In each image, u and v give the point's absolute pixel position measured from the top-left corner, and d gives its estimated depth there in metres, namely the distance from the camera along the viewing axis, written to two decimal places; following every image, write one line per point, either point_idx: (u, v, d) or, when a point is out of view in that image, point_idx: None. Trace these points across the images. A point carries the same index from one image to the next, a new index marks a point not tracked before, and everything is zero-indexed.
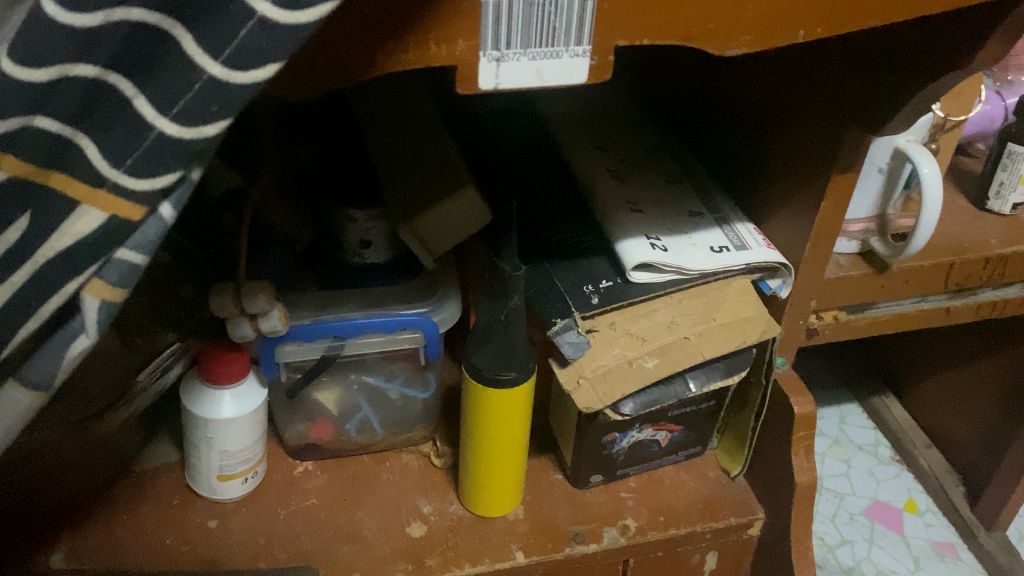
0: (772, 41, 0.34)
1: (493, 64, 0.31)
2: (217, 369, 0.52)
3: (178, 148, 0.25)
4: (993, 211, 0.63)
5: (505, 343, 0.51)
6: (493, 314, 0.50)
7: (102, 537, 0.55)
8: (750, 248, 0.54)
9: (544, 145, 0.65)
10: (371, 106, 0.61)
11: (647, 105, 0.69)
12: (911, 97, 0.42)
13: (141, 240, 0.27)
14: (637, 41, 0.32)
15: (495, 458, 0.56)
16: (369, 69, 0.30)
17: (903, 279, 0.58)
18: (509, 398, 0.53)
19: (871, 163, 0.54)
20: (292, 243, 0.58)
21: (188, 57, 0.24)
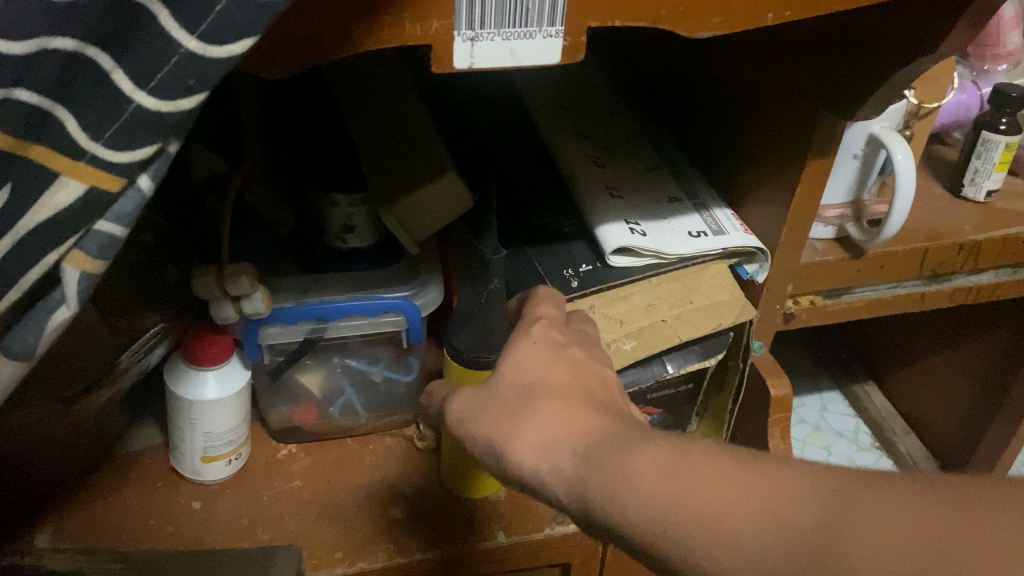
0: (742, 23, 0.35)
1: (468, 44, 0.32)
2: (200, 351, 0.53)
3: (155, 120, 0.26)
4: (968, 198, 0.64)
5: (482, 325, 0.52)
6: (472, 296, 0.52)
7: (87, 519, 0.55)
8: (728, 232, 0.55)
9: (527, 133, 0.65)
10: (354, 90, 0.61)
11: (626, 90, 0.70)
12: (882, 82, 0.43)
13: (120, 212, 0.28)
14: (608, 22, 0.33)
15: None
16: (345, 48, 0.31)
17: (878, 264, 0.59)
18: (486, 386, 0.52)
19: (846, 149, 0.55)
20: (276, 228, 0.59)
21: (165, 31, 0.24)
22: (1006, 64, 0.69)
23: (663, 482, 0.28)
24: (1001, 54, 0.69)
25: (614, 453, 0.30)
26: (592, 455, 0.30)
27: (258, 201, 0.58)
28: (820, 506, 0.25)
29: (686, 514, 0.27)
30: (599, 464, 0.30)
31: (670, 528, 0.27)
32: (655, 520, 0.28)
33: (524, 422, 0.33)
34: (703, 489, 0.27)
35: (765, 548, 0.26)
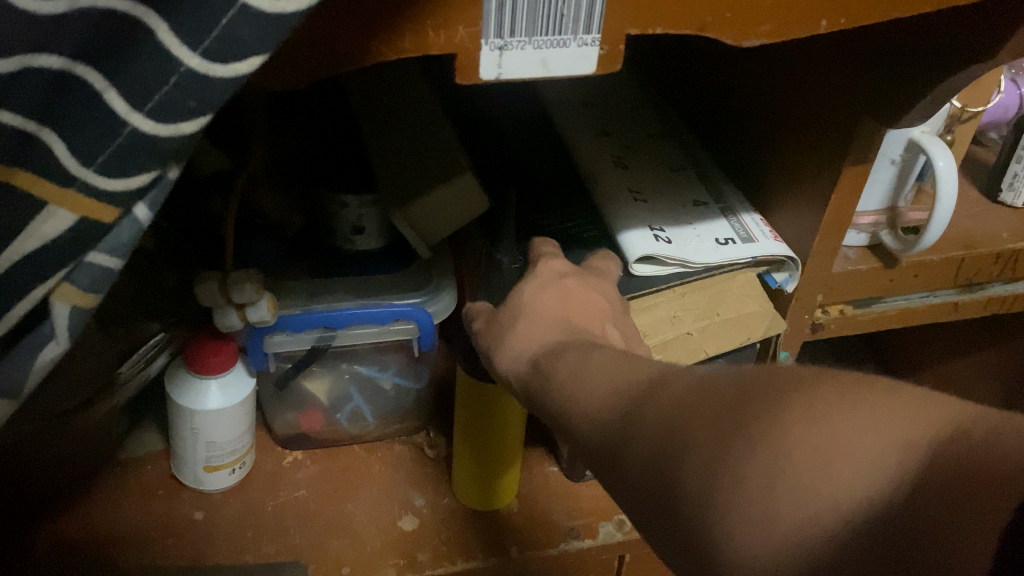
0: (793, 30, 0.32)
1: (496, 53, 0.29)
2: (203, 360, 0.50)
3: (153, 145, 0.23)
4: (1005, 203, 0.62)
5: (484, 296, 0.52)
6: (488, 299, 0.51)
7: (86, 530, 0.53)
8: (756, 240, 0.52)
9: (545, 129, 0.63)
10: (369, 90, 0.58)
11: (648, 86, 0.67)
12: (930, 89, 0.40)
13: (114, 243, 0.25)
14: (649, 29, 0.30)
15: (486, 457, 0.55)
16: (362, 58, 0.28)
17: (912, 273, 0.56)
18: None
19: (882, 155, 0.52)
20: (282, 229, 0.56)
21: (164, 48, 0.22)
22: None
23: (573, 371, 0.33)
24: None
25: (564, 353, 0.35)
26: (545, 360, 0.36)
27: (263, 201, 0.56)
28: (644, 383, 0.29)
29: (576, 395, 0.31)
30: (544, 363, 0.35)
31: (554, 410, 0.33)
32: (555, 398, 0.33)
33: (517, 336, 0.39)
34: (600, 379, 0.31)
35: (609, 408, 0.29)
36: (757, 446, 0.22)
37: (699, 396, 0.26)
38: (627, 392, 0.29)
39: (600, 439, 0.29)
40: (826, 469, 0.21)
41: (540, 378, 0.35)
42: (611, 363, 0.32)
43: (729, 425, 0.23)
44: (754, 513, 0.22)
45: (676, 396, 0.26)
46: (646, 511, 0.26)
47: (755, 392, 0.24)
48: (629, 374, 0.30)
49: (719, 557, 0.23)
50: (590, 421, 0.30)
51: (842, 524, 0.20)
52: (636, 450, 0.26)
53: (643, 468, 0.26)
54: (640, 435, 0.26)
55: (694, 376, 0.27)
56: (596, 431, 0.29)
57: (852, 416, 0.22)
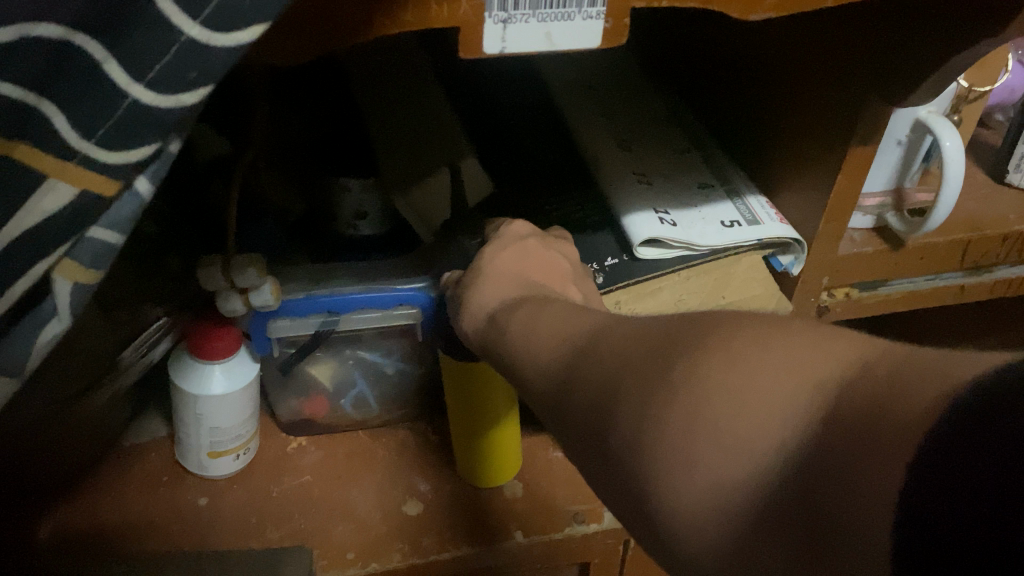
0: (801, 3, 0.31)
1: (500, 27, 0.29)
2: (206, 344, 0.50)
3: (154, 117, 0.23)
4: (1012, 184, 0.61)
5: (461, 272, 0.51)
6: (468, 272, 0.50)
7: (91, 516, 0.53)
8: (762, 222, 0.52)
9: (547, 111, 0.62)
10: (370, 74, 0.58)
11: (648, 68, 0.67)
12: (937, 65, 0.40)
13: (116, 218, 0.25)
14: (654, 2, 0.30)
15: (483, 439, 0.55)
16: (364, 32, 0.28)
17: (917, 255, 0.56)
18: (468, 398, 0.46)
19: (889, 136, 0.52)
20: (285, 215, 0.55)
21: (164, 17, 0.21)
22: None
23: (521, 323, 0.34)
24: None
25: (514, 308, 0.36)
26: (496, 320, 0.36)
27: (266, 188, 0.55)
28: (584, 334, 0.30)
29: (523, 347, 0.32)
30: (499, 318, 0.36)
31: (510, 367, 0.33)
32: (506, 350, 0.34)
33: (478, 292, 0.39)
34: (544, 329, 0.32)
35: (551, 357, 0.30)
36: (681, 389, 0.23)
37: (633, 345, 0.27)
38: (573, 345, 0.30)
39: (548, 393, 0.30)
40: (740, 407, 0.22)
41: (495, 335, 0.35)
42: (559, 315, 0.33)
43: (661, 378, 0.24)
44: (677, 460, 0.23)
45: (616, 345, 0.27)
46: (595, 464, 0.27)
47: (682, 338, 0.25)
48: (575, 327, 0.31)
49: (654, 505, 0.24)
50: (540, 377, 0.31)
51: (758, 466, 0.21)
52: (577, 396, 0.27)
53: (589, 421, 0.27)
54: (585, 389, 0.27)
55: (629, 326, 0.28)
56: (545, 386, 0.30)
57: (761, 356, 0.22)
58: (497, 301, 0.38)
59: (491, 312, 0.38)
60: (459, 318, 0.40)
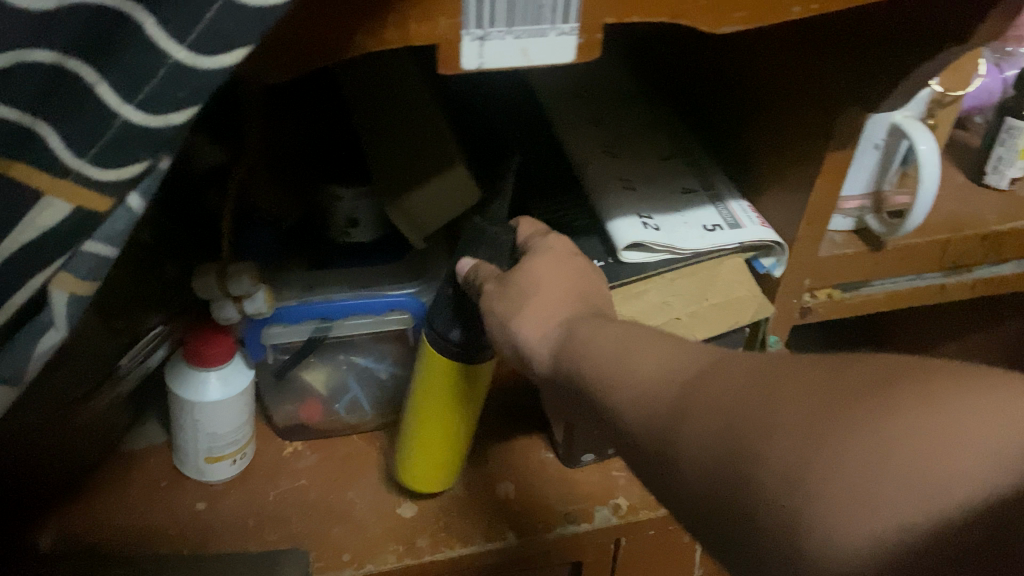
0: (768, 16, 0.33)
1: (477, 44, 0.30)
2: (202, 351, 0.51)
3: (144, 136, 0.24)
4: (991, 186, 0.62)
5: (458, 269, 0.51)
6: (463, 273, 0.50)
7: (91, 520, 0.55)
8: (744, 226, 0.53)
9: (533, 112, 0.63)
10: (362, 83, 0.60)
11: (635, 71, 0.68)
12: (908, 72, 0.41)
13: (110, 232, 0.26)
14: (625, 18, 0.31)
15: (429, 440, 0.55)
16: (346, 50, 0.29)
17: (897, 256, 0.57)
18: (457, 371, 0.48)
19: (867, 140, 0.53)
20: (279, 222, 0.56)
21: (152, 41, 0.23)
22: None
23: (611, 351, 0.34)
24: None
25: (595, 333, 0.36)
26: (574, 351, 0.36)
27: (260, 196, 0.56)
28: (695, 367, 0.30)
29: (622, 377, 0.32)
30: (577, 342, 0.37)
31: (601, 392, 0.33)
32: (595, 375, 0.34)
33: (534, 312, 0.40)
34: (646, 358, 0.32)
35: (659, 389, 0.30)
36: (860, 432, 0.23)
37: (766, 380, 0.26)
38: (691, 375, 0.29)
39: (653, 419, 0.29)
40: (938, 454, 0.21)
41: (580, 364, 0.35)
42: (663, 347, 0.32)
43: (829, 411, 0.24)
44: (852, 504, 0.22)
45: (743, 379, 0.27)
46: (705, 491, 0.26)
47: (845, 381, 0.24)
48: (686, 359, 0.31)
49: (798, 532, 0.23)
50: (644, 403, 0.30)
51: (939, 507, 0.20)
52: (699, 432, 0.27)
53: (714, 444, 0.26)
54: (712, 415, 0.27)
55: (745, 360, 0.28)
56: (649, 412, 0.30)
57: (959, 403, 0.22)
58: (541, 333, 0.39)
59: (552, 348, 0.38)
60: (513, 338, 0.41)
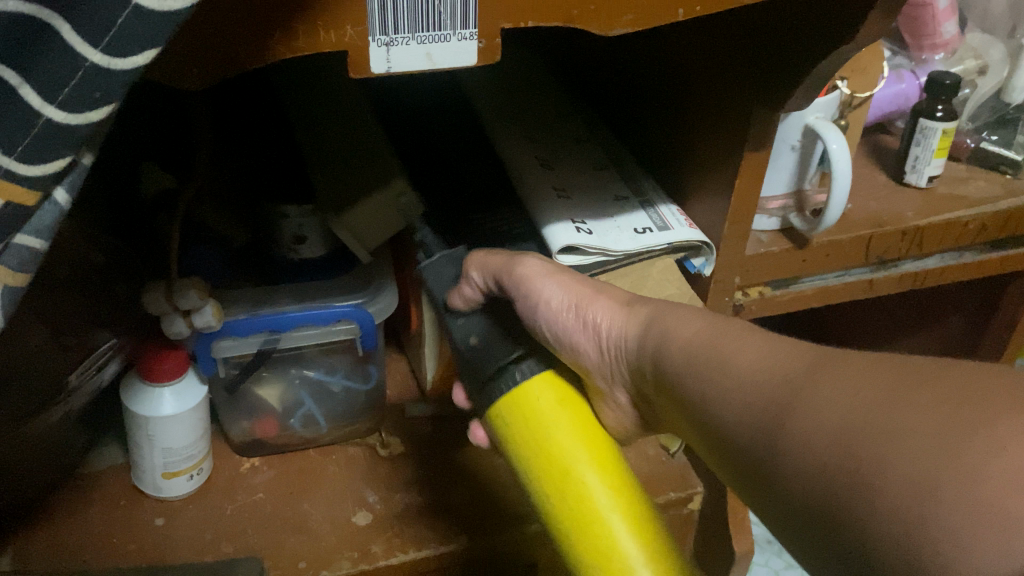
0: (657, 19, 0.35)
1: (383, 49, 0.33)
2: (155, 366, 0.53)
3: (66, 134, 0.27)
4: (912, 184, 0.69)
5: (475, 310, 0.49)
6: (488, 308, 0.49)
7: (49, 540, 0.54)
8: (671, 227, 0.55)
9: (471, 125, 0.67)
10: (304, 104, 0.62)
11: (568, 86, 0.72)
12: (805, 68, 0.44)
13: (39, 225, 0.28)
14: (522, 23, 0.34)
15: (594, 548, 0.40)
16: (260, 58, 0.31)
17: (824, 253, 0.60)
18: (530, 396, 0.44)
19: (782, 141, 0.58)
20: (228, 242, 0.58)
21: (68, 46, 0.25)
22: (943, 53, 0.76)
23: (714, 345, 0.38)
24: (937, 44, 0.75)
25: (691, 332, 0.40)
26: (663, 339, 0.41)
27: (207, 217, 0.59)
28: (798, 368, 0.33)
29: (728, 386, 0.35)
30: (672, 341, 0.40)
31: (703, 400, 0.37)
32: (704, 375, 0.37)
33: (596, 310, 0.44)
34: (753, 367, 0.35)
35: (764, 398, 0.33)
36: (1002, 446, 0.25)
37: (885, 396, 0.28)
38: (790, 378, 0.33)
39: (760, 428, 0.33)
40: None
41: (673, 361, 0.39)
42: (756, 345, 0.36)
43: (957, 426, 0.26)
44: (993, 525, 0.23)
45: (855, 392, 0.30)
46: (816, 483, 0.29)
47: (974, 404, 0.26)
48: (778, 364, 0.34)
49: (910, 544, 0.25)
50: (750, 409, 0.34)
51: None
52: (817, 437, 0.30)
53: (834, 442, 0.29)
54: (832, 415, 0.30)
55: (841, 372, 0.31)
56: (756, 415, 0.33)
57: None
58: (617, 327, 0.44)
59: (637, 335, 0.43)
60: (589, 330, 0.44)
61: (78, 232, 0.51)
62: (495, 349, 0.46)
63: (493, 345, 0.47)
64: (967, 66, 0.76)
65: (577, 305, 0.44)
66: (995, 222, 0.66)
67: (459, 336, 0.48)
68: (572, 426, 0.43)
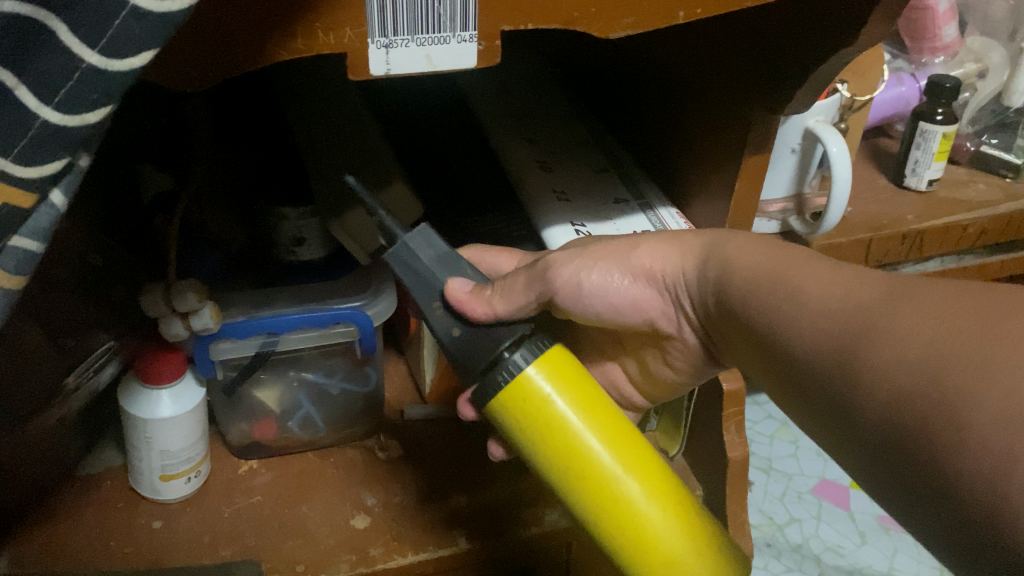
0: (656, 22, 0.35)
1: (383, 51, 0.33)
2: (152, 368, 0.53)
3: (62, 135, 0.26)
4: (912, 187, 0.69)
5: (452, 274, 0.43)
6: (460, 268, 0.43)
7: (45, 543, 0.54)
8: (671, 231, 0.54)
9: (472, 125, 0.67)
10: (302, 103, 0.62)
11: (568, 88, 0.72)
12: (806, 70, 0.44)
13: (35, 227, 0.28)
14: (521, 26, 0.34)
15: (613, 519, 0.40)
16: (259, 59, 0.31)
17: (824, 255, 0.62)
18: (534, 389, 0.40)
19: (783, 143, 0.58)
20: (226, 245, 0.60)
21: (65, 47, 0.25)
22: (943, 56, 0.76)
23: (779, 267, 0.37)
24: (937, 48, 0.76)
25: (745, 255, 0.39)
26: (722, 273, 0.40)
27: (208, 220, 0.60)
28: (873, 294, 0.32)
29: (799, 313, 0.34)
30: (731, 269, 0.40)
31: (772, 330, 0.36)
32: (772, 293, 0.36)
33: (641, 253, 0.45)
34: (824, 285, 0.34)
35: (836, 319, 0.32)
36: None
37: (976, 316, 0.27)
38: (865, 307, 0.31)
39: (837, 354, 0.32)
40: None
41: (738, 290, 0.38)
42: (823, 271, 0.35)
43: None
44: None
45: (940, 305, 0.29)
46: (896, 412, 0.28)
47: None
48: (849, 291, 0.33)
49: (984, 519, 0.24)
50: (822, 339, 0.33)
51: None
52: (906, 355, 0.28)
53: (920, 371, 0.27)
54: (912, 342, 0.28)
55: (925, 296, 0.30)
56: (834, 340, 0.32)
57: None
58: (670, 269, 0.44)
59: (696, 269, 0.43)
60: (635, 273, 0.45)
61: (76, 232, 0.51)
62: (483, 348, 0.42)
63: (481, 341, 0.42)
64: (968, 69, 0.77)
65: (619, 268, 0.45)
66: (995, 226, 0.67)
67: (441, 329, 0.42)
68: (582, 410, 0.41)
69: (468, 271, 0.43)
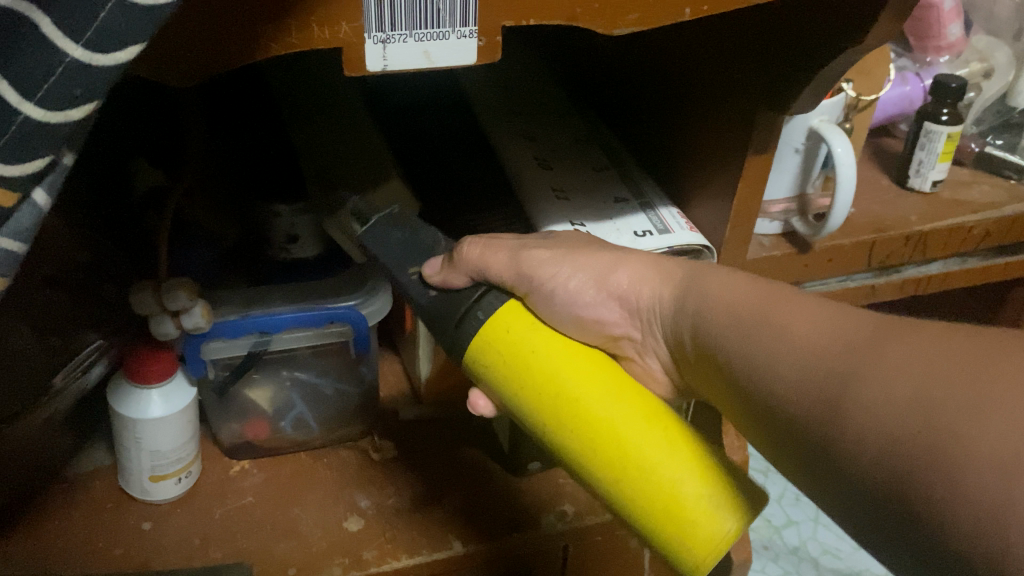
0: (660, 18, 0.34)
1: (380, 47, 0.32)
2: (142, 368, 0.51)
3: (45, 132, 0.25)
4: (915, 188, 0.68)
5: (418, 240, 0.44)
6: (431, 237, 0.44)
7: (31, 545, 0.53)
8: (672, 231, 0.53)
9: (469, 119, 0.66)
10: (290, 97, 0.61)
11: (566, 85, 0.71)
12: (814, 68, 0.43)
13: (16, 227, 0.27)
14: (523, 21, 0.32)
15: (611, 458, 0.36)
16: (252, 55, 0.30)
17: (826, 257, 0.61)
18: (502, 330, 0.39)
19: (787, 144, 0.57)
20: (219, 240, 0.59)
21: (48, 40, 0.24)
22: (947, 56, 0.76)
23: (756, 298, 0.35)
24: (942, 46, 0.75)
25: (729, 282, 0.37)
26: (700, 306, 0.38)
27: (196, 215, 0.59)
28: (863, 331, 0.30)
29: (777, 348, 0.32)
30: (710, 300, 0.37)
31: (751, 370, 0.33)
32: (749, 321, 0.34)
33: (617, 276, 0.42)
34: (804, 326, 0.32)
35: (819, 358, 0.30)
36: None
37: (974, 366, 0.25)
38: (851, 346, 0.29)
39: (819, 399, 0.29)
40: None
41: (712, 320, 0.36)
42: (808, 309, 0.33)
43: None
44: None
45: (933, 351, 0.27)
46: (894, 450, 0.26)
47: None
48: (837, 328, 0.31)
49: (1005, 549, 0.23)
50: (805, 379, 0.30)
51: None
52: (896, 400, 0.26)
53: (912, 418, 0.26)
54: (904, 388, 0.26)
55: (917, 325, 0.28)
56: (813, 388, 0.30)
57: None
58: (647, 293, 0.42)
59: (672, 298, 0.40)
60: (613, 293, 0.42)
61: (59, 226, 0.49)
62: (453, 305, 0.41)
63: (452, 301, 0.41)
64: (973, 69, 0.76)
65: (597, 282, 0.42)
66: (998, 228, 0.66)
67: (419, 295, 0.42)
68: (561, 350, 0.38)
69: (443, 239, 0.44)
